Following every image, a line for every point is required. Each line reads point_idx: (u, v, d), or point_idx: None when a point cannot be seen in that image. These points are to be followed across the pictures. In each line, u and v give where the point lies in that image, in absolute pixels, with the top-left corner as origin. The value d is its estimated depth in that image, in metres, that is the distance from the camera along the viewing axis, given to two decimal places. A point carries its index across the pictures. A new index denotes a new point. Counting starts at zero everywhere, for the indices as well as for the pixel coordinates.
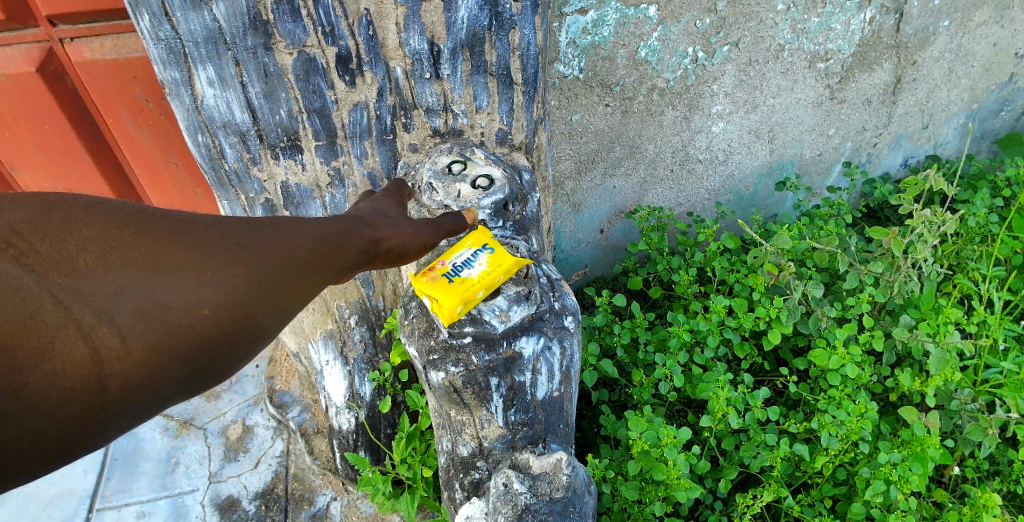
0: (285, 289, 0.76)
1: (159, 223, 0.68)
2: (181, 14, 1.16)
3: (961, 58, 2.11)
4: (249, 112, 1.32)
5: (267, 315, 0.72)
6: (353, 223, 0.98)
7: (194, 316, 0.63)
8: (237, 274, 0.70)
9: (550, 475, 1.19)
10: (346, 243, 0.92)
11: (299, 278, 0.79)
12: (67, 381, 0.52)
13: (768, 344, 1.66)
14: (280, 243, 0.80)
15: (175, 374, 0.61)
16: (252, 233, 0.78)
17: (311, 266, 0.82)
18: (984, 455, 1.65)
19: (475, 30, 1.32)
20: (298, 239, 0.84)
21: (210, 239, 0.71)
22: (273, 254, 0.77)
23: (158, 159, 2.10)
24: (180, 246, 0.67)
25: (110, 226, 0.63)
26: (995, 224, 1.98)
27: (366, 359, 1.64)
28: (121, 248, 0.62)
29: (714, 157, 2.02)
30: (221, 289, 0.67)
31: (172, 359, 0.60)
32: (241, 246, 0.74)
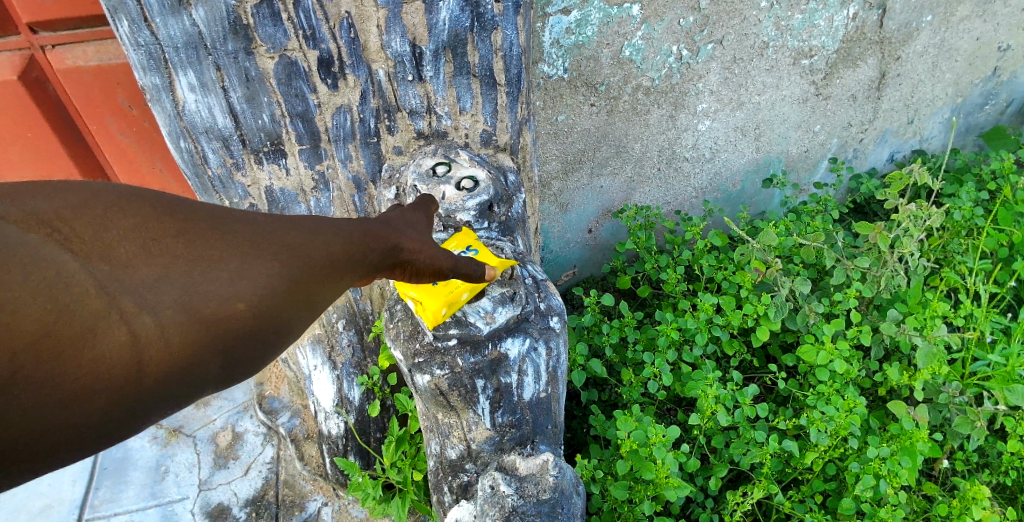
0: (319, 289, 0.69)
1: (200, 210, 0.61)
2: (160, 19, 1.15)
3: (944, 53, 2.12)
4: (231, 117, 1.32)
5: (299, 315, 0.66)
6: (387, 222, 0.89)
7: (231, 312, 0.57)
8: (276, 269, 0.63)
9: (537, 476, 1.18)
10: (382, 241, 0.84)
11: (334, 278, 0.72)
12: (95, 376, 0.47)
13: (757, 340, 1.66)
14: (319, 236, 0.72)
15: (201, 370, 0.56)
16: (292, 224, 0.70)
17: (348, 265, 0.75)
18: (973, 447, 1.66)
19: (457, 31, 1.31)
20: (336, 233, 0.75)
21: (249, 228, 0.64)
22: (312, 249, 0.69)
23: (143, 166, 2.09)
24: (220, 235, 0.60)
25: (149, 213, 0.56)
26: (980, 218, 1.99)
27: (354, 363, 1.63)
28: (162, 238, 0.55)
29: (701, 155, 2.03)
30: (260, 284, 0.60)
31: (201, 355, 0.55)
32: (282, 238, 0.66)
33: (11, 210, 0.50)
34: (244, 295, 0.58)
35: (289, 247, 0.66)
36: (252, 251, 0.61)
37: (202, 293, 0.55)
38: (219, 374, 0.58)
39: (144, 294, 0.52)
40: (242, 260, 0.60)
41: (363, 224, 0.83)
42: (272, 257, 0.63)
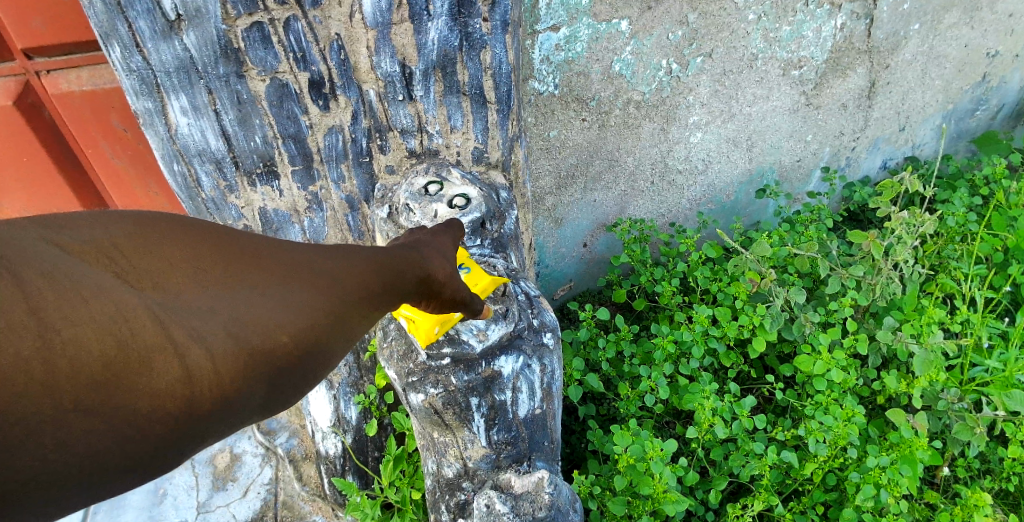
0: (357, 315, 0.68)
1: (242, 241, 0.60)
2: (152, 44, 1.16)
3: (933, 60, 2.14)
4: (223, 140, 1.32)
5: (339, 343, 0.64)
6: (411, 247, 0.87)
7: (277, 343, 0.56)
8: (318, 296, 0.62)
9: (532, 494, 1.17)
10: (411, 269, 0.82)
11: (369, 304, 0.70)
12: (150, 406, 0.46)
13: (754, 352, 1.66)
14: (355, 262, 0.71)
15: (247, 399, 0.54)
16: (329, 252, 0.70)
17: (383, 292, 0.73)
18: (974, 454, 1.65)
19: (446, 50, 1.33)
20: (371, 260, 0.74)
21: (289, 257, 0.63)
22: (350, 275, 0.68)
23: (139, 189, 2.10)
24: (265, 265, 0.60)
25: (200, 246, 0.56)
26: (974, 223, 1.99)
27: (351, 383, 1.63)
28: (210, 269, 0.55)
29: (693, 167, 2.04)
30: (302, 314, 0.59)
31: (249, 385, 0.54)
32: (322, 267, 0.66)
33: (69, 240, 0.50)
34: (288, 321, 0.58)
35: (328, 274, 0.66)
36: (294, 281, 0.61)
37: (248, 321, 0.55)
38: (262, 403, 0.57)
39: (193, 326, 0.50)
40: (284, 289, 0.59)
41: (393, 250, 0.82)
42: (313, 284, 0.63)
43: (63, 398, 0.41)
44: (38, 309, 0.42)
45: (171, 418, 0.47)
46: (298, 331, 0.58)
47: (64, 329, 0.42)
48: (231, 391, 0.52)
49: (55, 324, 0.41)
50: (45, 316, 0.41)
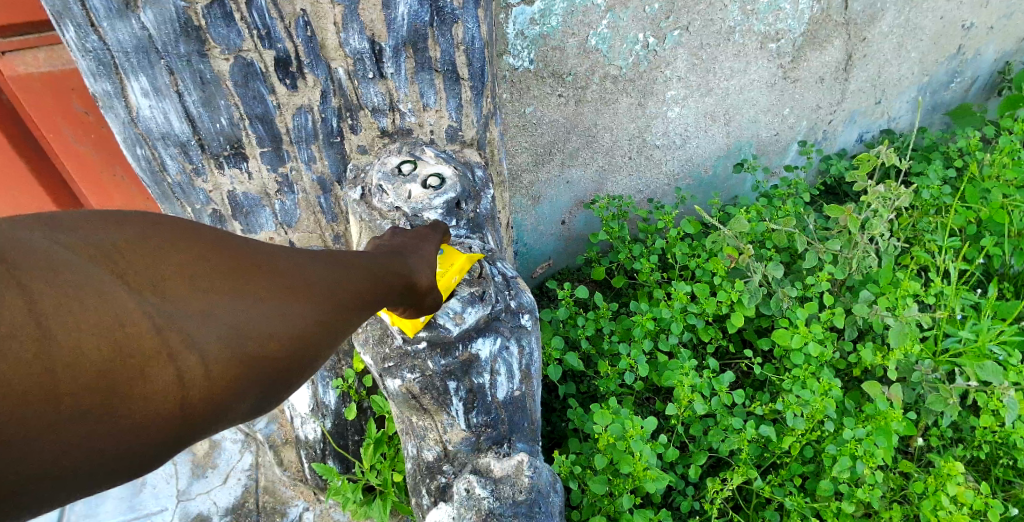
0: (345, 323, 0.69)
1: (239, 246, 0.61)
2: (108, 23, 1.11)
3: (909, 32, 2.13)
4: (188, 122, 1.27)
5: (326, 350, 0.66)
6: (397, 252, 0.88)
7: (266, 351, 0.58)
8: (310, 306, 0.64)
9: (512, 477, 1.18)
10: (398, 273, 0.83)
11: (356, 312, 0.72)
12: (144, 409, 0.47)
13: (732, 327, 1.67)
14: (344, 270, 0.72)
15: (237, 405, 0.56)
16: (320, 258, 0.71)
17: (371, 299, 0.74)
18: (946, 423, 1.68)
19: (417, 26, 1.28)
20: (359, 267, 0.75)
21: (283, 265, 0.64)
22: (340, 284, 0.70)
23: (104, 175, 2.03)
24: (261, 272, 0.60)
25: (200, 247, 0.56)
26: (948, 196, 2.01)
27: (329, 367, 1.59)
28: (209, 274, 0.56)
29: (671, 142, 2.02)
30: (293, 323, 0.61)
31: (240, 389, 0.55)
32: (314, 275, 0.67)
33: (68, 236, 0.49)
34: (279, 331, 0.59)
35: (321, 282, 0.67)
36: (289, 290, 0.62)
37: (243, 331, 0.56)
38: (250, 407, 0.59)
39: (190, 334, 0.51)
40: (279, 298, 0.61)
41: (381, 255, 0.82)
42: (305, 293, 0.64)
43: (57, 401, 0.42)
44: (39, 313, 0.43)
45: (164, 421, 0.49)
46: (289, 340, 0.60)
47: (63, 335, 0.43)
48: (222, 396, 0.54)
49: (54, 330, 0.43)
50: (46, 320, 0.43)
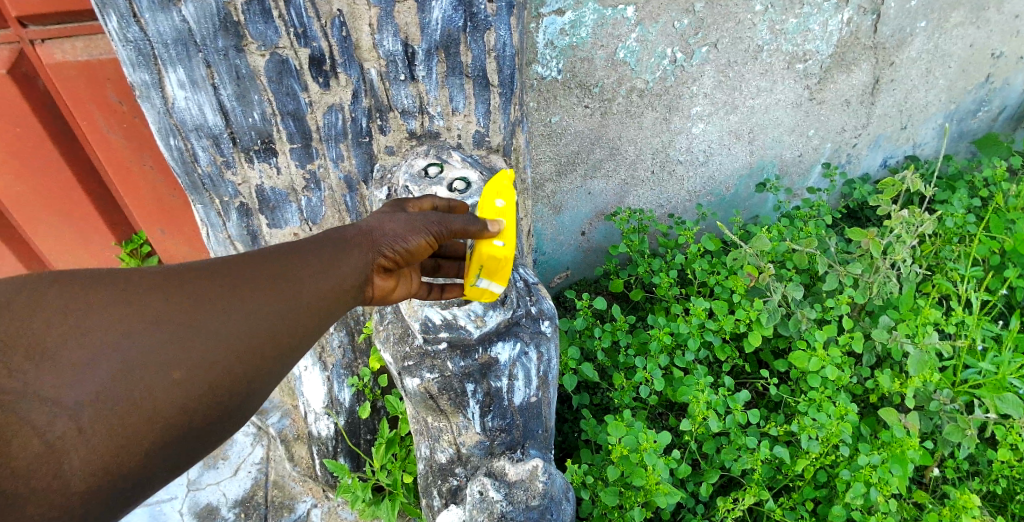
0: (292, 316, 0.86)
1: (136, 299, 0.76)
2: (150, 15, 1.14)
3: (938, 58, 2.12)
4: (221, 115, 1.29)
5: (250, 358, 0.81)
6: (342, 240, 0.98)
7: (168, 381, 0.73)
8: (247, 317, 0.82)
9: (526, 483, 1.17)
10: (335, 265, 0.94)
11: (318, 298, 0.90)
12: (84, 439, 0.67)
13: (750, 346, 1.65)
14: (296, 266, 0.90)
15: (220, 403, 0.78)
16: (233, 280, 0.84)
17: (306, 297, 0.89)
18: (963, 455, 1.66)
19: (450, 31, 1.29)
20: (286, 275, 0.88)
21: (219, 282, 0.82)
22: (288, 282, 0.88)
23: (132, 163, 2.04)
24: (152, 318, 0.75)
25: (93, 315, 0.72)
26: (972, 224, 1.99)
27: (345, 364, 1.61)
28: (99, 334, 0.71)
29: (694, 158, 2.02)
30: (193, 353, 0.75)
31: (159, 418, 0.72)
32: (215, 300, 0.80)
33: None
34: (214, 349, 0.77)
35: (227, 306, 0.81)
36: (183, 327, 0.76)
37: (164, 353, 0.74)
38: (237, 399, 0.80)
39: (88, 378, 0.68)
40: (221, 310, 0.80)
41: (321, 244, 0.95)
42: (246, 301, 0.83)
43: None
44: None
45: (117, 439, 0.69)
46: (244, 344, 0.80)
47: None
48: (181, 405, 0.74)
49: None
50: None
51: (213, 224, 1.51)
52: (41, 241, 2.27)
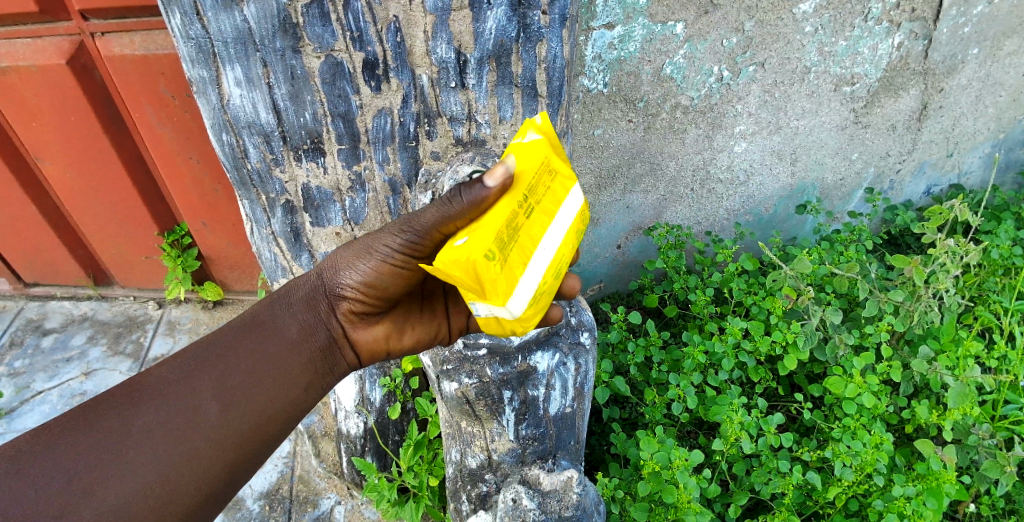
0: (263, 372, 0.95)
1: (105, 401, 0.86)
2: (212, 14, 1.14)
3: (989, 87, 2.09)
4: (274, 114, 1.28)
5: (237, 411, 0.91)
6: (283, 305, 1.02)
7: (163, 447, 0.84)
8: (214, 385, 0.90)
9: (560, 493, 1.17)
10: (288, 325, 1.01)
11: (298, 356, 1.00)
12: (124, 509, 0.79)
13: (784, 369, 1.63)
14: (278, 329, 1.00)
15: (248, 453, 0.91)
16: (192, 362, 0.92)
17: (269, 354, 0.97)
18: (1001, 494, 1.60)
19: (503, 41, 1.21)
20: (244, 344, 0.96)
21: (199, 362, 0.92)
22: (270, 344, 0.98)
23: (180, 156, 2.09)
24: (125, 405, 0.85)
25: (74, 418, 0.83)
26: (1019, 256, 1.95)
27: (378, 364, 1.58)
28: (79, 420, 0.83)
29: (735, 177, 2.01)
30: (172, 422, 0.86)
31: (173, 474, 0.84)
32: (179, 382, 0.89)
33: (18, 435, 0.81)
34: (198, 420, 0.87)
35: (191, 382, 0.90)
36: (154, 404, 0.86)
37: (174, 423, 0.86)
38: (265, 444, 0.94)
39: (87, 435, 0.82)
40: (219, 377, 0.91)
41: (264, 316, 1.00)
42: (241, 364, 0.94)
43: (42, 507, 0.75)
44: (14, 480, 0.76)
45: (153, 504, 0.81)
46: (245, 405, 0.92)
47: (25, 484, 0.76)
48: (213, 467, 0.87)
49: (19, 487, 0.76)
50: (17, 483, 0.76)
51: (257, 220, 1.54)
52: (86, 226, 2.37)
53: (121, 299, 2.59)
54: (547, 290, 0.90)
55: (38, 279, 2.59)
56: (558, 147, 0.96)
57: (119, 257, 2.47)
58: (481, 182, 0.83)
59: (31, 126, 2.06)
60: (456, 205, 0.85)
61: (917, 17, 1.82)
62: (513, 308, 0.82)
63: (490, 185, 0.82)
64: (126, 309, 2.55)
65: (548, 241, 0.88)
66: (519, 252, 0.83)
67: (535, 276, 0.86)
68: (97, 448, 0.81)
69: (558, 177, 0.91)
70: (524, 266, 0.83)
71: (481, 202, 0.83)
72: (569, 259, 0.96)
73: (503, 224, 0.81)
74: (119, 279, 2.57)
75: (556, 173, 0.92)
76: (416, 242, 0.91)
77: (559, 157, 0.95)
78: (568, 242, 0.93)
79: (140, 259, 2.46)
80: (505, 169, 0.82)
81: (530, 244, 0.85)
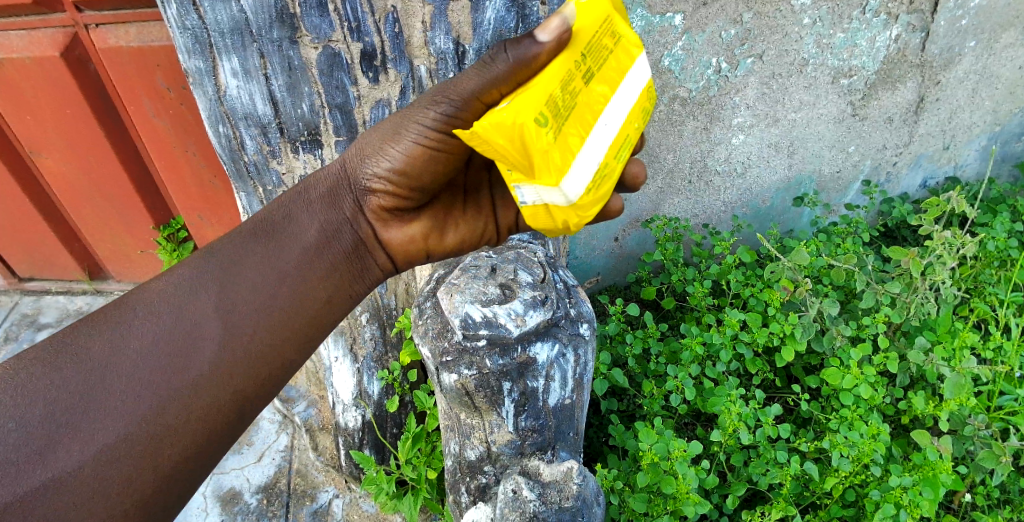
0: (276, 288, 0.92)
1: (100, 325, 0.81)
2: (209, 3, 1.12)
3: (985, 80, 2.09)
4: (271, 105, 1.27)
5: (248, 332, 0.87)
6: (297, 215, 0.99)
7: (167, 372, 0.80)
8: (223, 306, 0.87)
9: (560, 484, 1.17)
10: (301, 239, 0.97)
11: (316, 266, 0.97)
12: (122, 438, 0.75)
13: (782, 360, 1.64)
14: (292, 239, 0.97)
15: (263, 377, 0.88)
16: (199, 281, 0.88)
17: (283, 267, 0.94)
18: (996, 483, 1.62)
19: (501, 32, 1.18)
20: (254, 259, 0.92)
21: (205, 281, 0.88)
22: (283, 256, 0.95)
23: (177, 149, 2.08)
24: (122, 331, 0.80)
25: (69, 344, 0.79)
26: (1014, 249, 1.96)
27: (375, 358, 1.61)
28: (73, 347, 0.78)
29: (733, 169, 2.01)
30: (176, 347, 0.82)
31: (180, 398, 0.79)
32: (183, 302, 0.85)
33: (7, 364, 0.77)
34: (206, 342, 0.84)
35: (197, 302, 0.86)
36: (153, 330, 0.82)
37: (171, 352, 0.81)
38: (281, 365, 0.91)
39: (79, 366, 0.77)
40: (229, 296, 0.88)
41: (276, 227, 0.97)
42: (251, 282, 0.90)
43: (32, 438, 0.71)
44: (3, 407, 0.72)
45: (157, 437, 0.77)
46: (257, 326, 0.88)
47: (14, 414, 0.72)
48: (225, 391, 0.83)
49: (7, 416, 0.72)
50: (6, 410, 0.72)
51: (254, 212, 1.54)
52: (81, 219, 2.35)
53: (117, 293, 2.58)
54: (607, 176, 0.84)
55: (34, 274, 2.58)
56: (619, 7, 0.90)
57: (115, 250, 2.46)
58: (533, 37, 0.78)
59: (26, 118, 2.05)
60: (499, 65, 0.81)
61: (914, 9, 1.82)
62: (567, 190, 0.76)
63: (543, 39, 0.77)
64: None
65: (607, 114, 0.83)
66: (574, 125, 0.78)
67: (593, 153, 0.80)
68: (92, 380, 0.76)
69: (620, 44, 0.87)
70: (581, 139, 0.78)
71: (531, 59, 0.78)
72: (632, 141, 0.90)
73: (556, 86, 0.76)
74: (115, 273, 2.56)
75: (616, 36, 0.86)
76: (454, 115, 0.85)
77: (620, 19, 0.89)
78: (632, 121, 0.89)
79: (137, 254, 2.45)
80: (559, 23, 0.77)
81: (588, 115, 0.80)
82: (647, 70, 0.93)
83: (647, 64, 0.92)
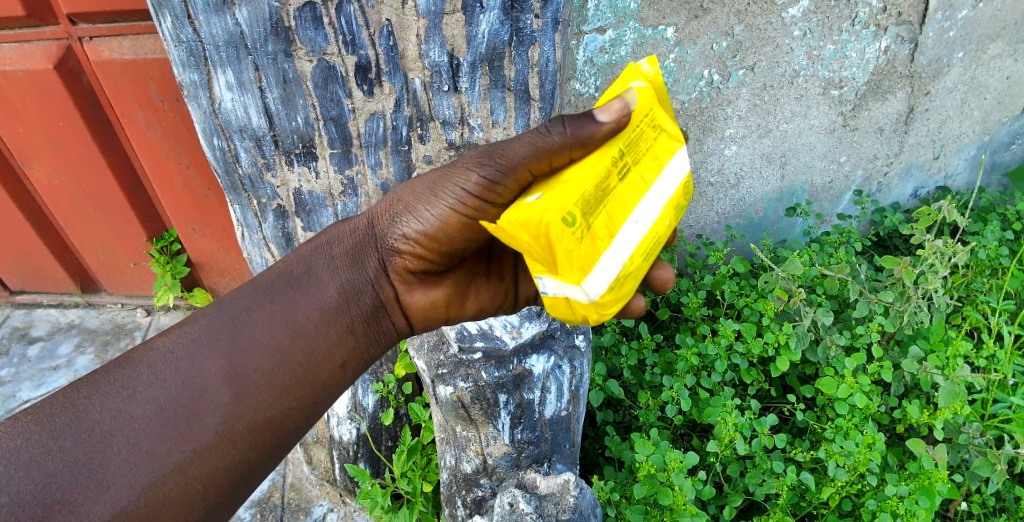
0: (290, 355, 0.88)
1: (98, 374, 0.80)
2: (203, 17, 1.12)
3: (973, 90, 2.11)
4: (266, 117, 1.26)
5: (260, 402, 0.84)
6: (318, 272, 0.96)
7: (171, 438, 0.77)
8: (235, 372, 0.84)
9: (558, 496, 1.16)
10: (322, 298, 0.94)
11: (332, 331, 0.94)
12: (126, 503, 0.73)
13: (776, 370, 1.64)
14: (311, 298, 0.94)
15: (268, 446, 0.86)
16: (209, 340, 0.85)
17: (301, 331, 0.91)
18: (991, 491, 1.62)
19: (495, 45, 1.17)
20: (272, 320, 0.89)
21: (218, 342, 0.85)
22: (300, 316, 0.91)
23: (169, 160, 2.07)
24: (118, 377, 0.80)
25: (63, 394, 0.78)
26: (1005, 257, 1.98)
27: (371, 370, 1.60)
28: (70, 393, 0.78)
29: (725, 180, 2.04)
30: (172, 393, 0.80)
31: (186, 467, 0.77)
32: (193, 365, 0.82)
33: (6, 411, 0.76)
34: (215, 406, 0.81)
35: (208, 365, 0.83)
36: (147, 374, 0.81)
37: (174, 417, 0.79)
38: (288, 430, 0.88)
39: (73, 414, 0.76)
40: (240, 363, 0.85)
41: (297, 284, 0.94)
42: (265, 346, 0.87)
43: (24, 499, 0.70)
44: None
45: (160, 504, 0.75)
46: (268, 396, 0.85)
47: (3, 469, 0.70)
48: (228, 460, 0.81)
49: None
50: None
51: (248, 224, 1.53)
52: (73, 231, 2.34)
53: (109, 306, 2.56)
54: (633, 275, 0.84)
55: (25, 286, 2.55)
56: (664, 97, 0.91)
57: (105, 262, 2.44)
58: (591, 120, 0.79)
59: (18, 128, 2.04)
60: (555, 135, 0.80)
61: (903, 21, 1.85)
62: (589, 289, 0.76)
63: (603, 119, 0.79)
64: (114, 317, 2.52)
65: (639, 212, 0.83)
66: (604, 222, 0.78)
67: (620, 252, 0.80)
68: (84, 425, 0.75)
69: (658, 138, 0.88)
70: (609, 238, 0.78)
71: (588, 137, 0.79)
72: (663, 239, 0.90)
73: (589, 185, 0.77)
74: (107, 286, 2.53)
75: (657, 128, 0.87)
76: (496, 180, 0.85)
77: (666, 112, 0.90)
78: (666, 217, 0.88)
79: (129, 266, 2.43)
80: (618, 107, 0.80)
81: (618, 213, 0.80)
82: (687, 163, 0.92)
83: (687, 157, 0.92)
